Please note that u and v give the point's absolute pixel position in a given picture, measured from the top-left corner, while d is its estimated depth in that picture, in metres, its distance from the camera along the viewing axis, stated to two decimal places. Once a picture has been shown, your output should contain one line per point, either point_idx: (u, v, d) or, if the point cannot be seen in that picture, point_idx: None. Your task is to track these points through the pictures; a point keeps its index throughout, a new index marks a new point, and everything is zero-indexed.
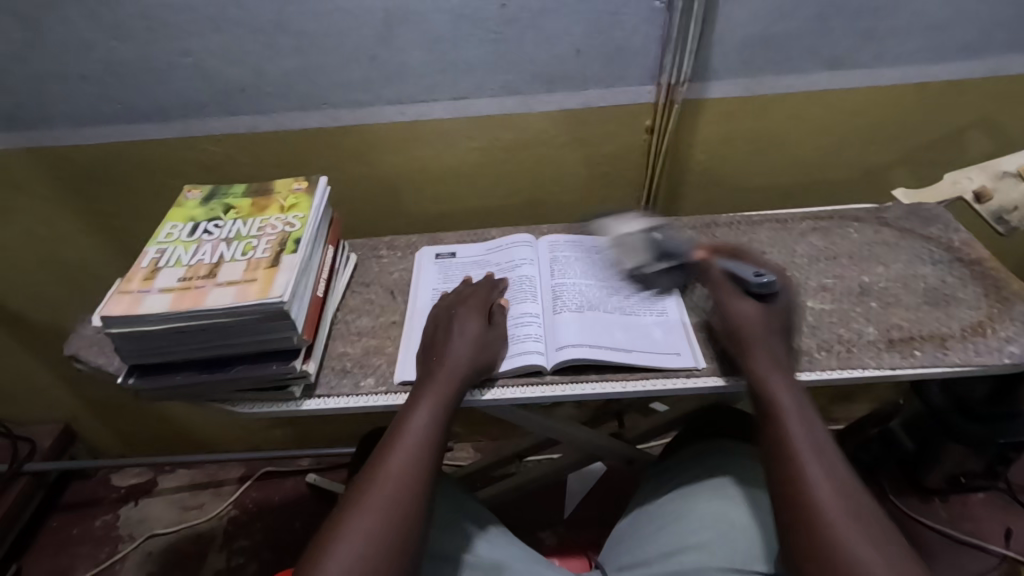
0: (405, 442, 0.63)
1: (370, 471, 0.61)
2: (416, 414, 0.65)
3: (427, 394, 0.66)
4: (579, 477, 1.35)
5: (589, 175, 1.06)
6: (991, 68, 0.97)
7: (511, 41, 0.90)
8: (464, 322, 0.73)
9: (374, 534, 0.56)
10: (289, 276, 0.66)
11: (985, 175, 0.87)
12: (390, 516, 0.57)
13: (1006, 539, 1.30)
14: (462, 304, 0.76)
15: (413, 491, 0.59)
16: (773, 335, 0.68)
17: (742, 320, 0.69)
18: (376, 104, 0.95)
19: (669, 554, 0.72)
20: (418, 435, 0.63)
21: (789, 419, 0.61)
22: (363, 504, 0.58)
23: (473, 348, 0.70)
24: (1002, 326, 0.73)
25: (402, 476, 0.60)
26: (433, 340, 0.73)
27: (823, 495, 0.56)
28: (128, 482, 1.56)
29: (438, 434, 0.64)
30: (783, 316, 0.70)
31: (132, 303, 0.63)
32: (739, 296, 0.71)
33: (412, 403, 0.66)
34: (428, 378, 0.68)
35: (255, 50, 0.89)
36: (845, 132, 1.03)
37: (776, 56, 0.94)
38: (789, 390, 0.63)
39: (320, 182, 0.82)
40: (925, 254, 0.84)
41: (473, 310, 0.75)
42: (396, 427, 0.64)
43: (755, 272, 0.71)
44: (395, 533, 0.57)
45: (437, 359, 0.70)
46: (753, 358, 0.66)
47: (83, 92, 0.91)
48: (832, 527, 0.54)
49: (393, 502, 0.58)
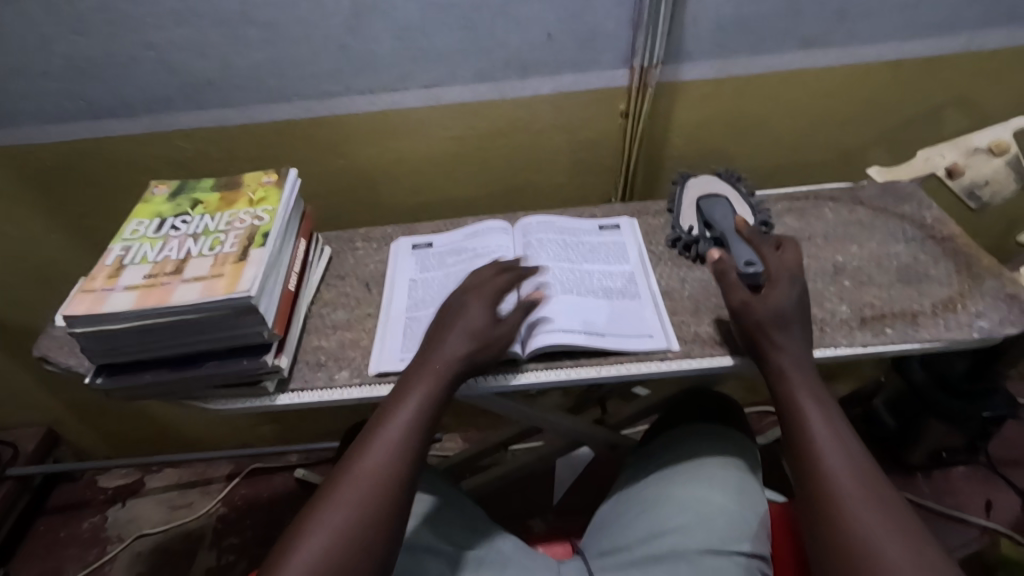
0: (383, 435, 0.61)
1: (347, 464, 0.60)
2: (401, 408, 0.63)
3: (414, 388, 0.64)
4: (567, 466, 1.33)
5: (566, 162, 1.05)
6: (963, 45, 0.97)
7: (481, 26, 0.89)
8: (465, 314, 0.69)
9: (344, 529, 0.56)
10: (257, 270, 0.65)
11: (957, 151, 0.88)
12: (365, 508, 0.57)
13: (988, 511, 1.32)
14: (471, 291, 0.72)
15: (388, 488, 0.59)
16: (791, 333, 0.65)
17: (758, 319, 0.66)
18: (347, 95, 0.94)
19: (648, 539, 0.72)
20: (402, 425, 0.62)
21: (809, 411, 0.61)
22: (340, 494, 0.58)
23: (471, 342, 0.67)
24: (973, 301, 0.73)
25: (379, 473, 0.59)
26: (432, 330, 0.70)
27: (842, 482, 0.55)
28: (115, 483, 1.55)
29: (421, 430, 0.63)
30: (800, 310, 0.67)
31: (95, 301, 0.62)
32: (752, 301, 0.67)
33: (401, 391, 0.65)
34: (420, 366, 0.66)
35: (219, 42, 0.87)
36: (820, 112, 1.03)
37: (749, 38, 0.93)
38: (807, 384, 0.63)
39: (290, 174, 0.81)
40: (898, 232, 0.84)
41: (482, 299, 0.70)
42: (381, 414, 0.63)
43: (745, 261, 0.73)
44: (366, 529, 0.56)
45: (434, 344, 0.68)
46: (777, 357, 0.65)
47: (45, 88, 0.89)
48: (850, 512, 0.54)
49: (367, 498, 0.58)
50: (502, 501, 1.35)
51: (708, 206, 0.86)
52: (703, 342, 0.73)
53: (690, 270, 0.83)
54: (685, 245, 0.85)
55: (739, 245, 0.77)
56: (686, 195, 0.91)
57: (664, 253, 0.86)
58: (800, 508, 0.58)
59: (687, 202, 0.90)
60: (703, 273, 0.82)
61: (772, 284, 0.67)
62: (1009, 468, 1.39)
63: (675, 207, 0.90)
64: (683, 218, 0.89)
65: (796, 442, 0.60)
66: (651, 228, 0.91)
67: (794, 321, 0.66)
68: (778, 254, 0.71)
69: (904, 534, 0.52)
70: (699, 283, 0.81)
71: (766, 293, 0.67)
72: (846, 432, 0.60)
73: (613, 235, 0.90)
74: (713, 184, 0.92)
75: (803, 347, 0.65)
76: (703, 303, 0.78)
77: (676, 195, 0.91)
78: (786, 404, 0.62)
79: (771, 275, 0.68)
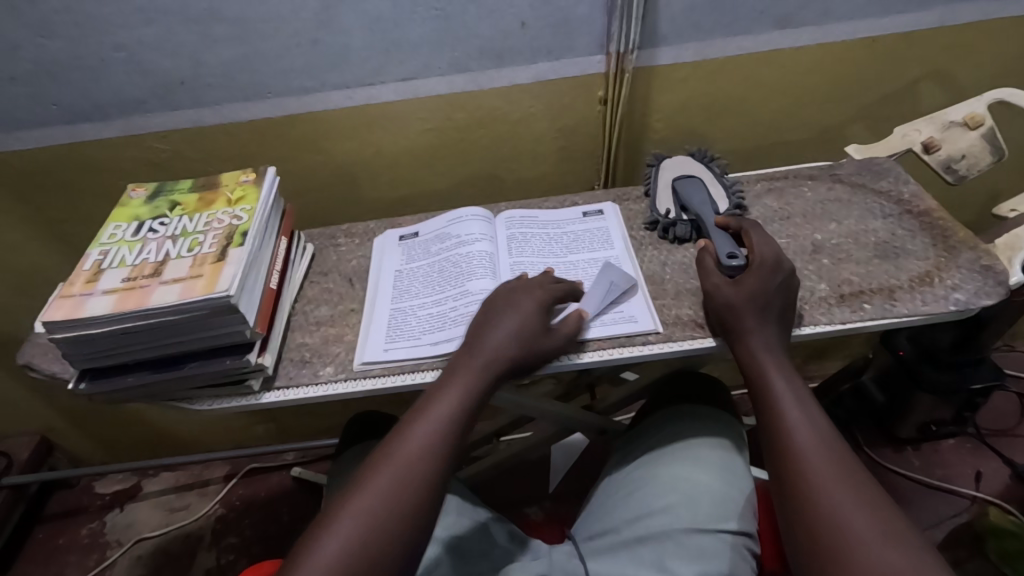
0: (422, 426, 0.60)
1: (381, 452, 0.59)
2: (443, 398, 0.63)
3: (455, 381, 0.64)
4: (565, 450, 1.36)
5: (547, 150, 1.05)
6: (937, 19, 0.97)
7: (454, 16, 0.88)
8: (521, 317, 0.68)
9: (378, 512, 0.54)
10: (235, 270, 0.65)
11: (933, 126, 0.89)
12: (398, 500, 0.55)
13: (977, 481, 1.34)
14: (526, 293, 0.71)
15: (425, 478, 0.57)
16: (766, 317, 0.67)
17: (734, 305, 0.67)
18: (323, 90, 0.93)
19: (636, 518, 0.73)
20: (441, 420, 0.61)
21: (779, 390, 0.63)
22: (374, 481, 0.56)
23: (516, 346, 0.67)
24: (948, 274, 0.74)
25: (417, 468, 0.57)
26: (478, 328, 0.69)
27: (814, 457, 0.57)
28: (112, 489, 1.55)
29: (461, 422, 0.62)
30: (781, 295, 0.68)
31: (74, 307, 0.62)
32: (725, 283, 0.70)
33: (442, 386, 0.64)
34: (464, 363, 0.66)
35: (190, 41, 0.86)
36: (798, 92, 1.03)
37: (724, 18, 0.93)
38: (779, 366, 0.64)
39: (268, 172, 0.80)
40: (876, 208, 0.85)
41: (538, 305, 0.70)
42: (422, 406, 0.62)
43: (726, 253, 0.73)
44: (400, 514, 0.55)
45: (478, 341, 0.67)
46: (743, 340, 0.66)
47: (16, 94, 0.88)
48: (817, 483, 0.55)
49: (405, 488, 0.56)
50: (498, 490, 1.36)
51: (686, 189, 0.86)
52: (685, 324, 0.73)
53: (671, 254, 0.83)
54: (663, 229, 0.85)
55: (721, 237, 0.77)
56: (662, 176, 0.91)
57: (644, 238, 0.87)
58: (772, 483, 0.59)
59: (662, 184, 0.90)
60: (684, 256, 0.83)
61: (755, 268, 0.69)
62: (996, 438, 1.41)
63: (652, 190, 0.90)
64: (660, 201, 0.89)
65: (768, 422, 0.62)
66: (632, 213, 0.91)
67: (771, 305, 0.67)
68: (761, 243, 0.72)
69: (870, 505, 0.53)
70: (679, 266, 0.81)
71: (743, 278, 0.69)
72: (815, 411, 0.61)
73: (597, 221, 0.90)
74: (684, 165, 0.91)
75: (777, 331, 0.67)
76: (684, 286, 0.78)
77: (653, 178, 0.91)
78: (758, 386, 0.64)
79: (754, 262, 0.70)
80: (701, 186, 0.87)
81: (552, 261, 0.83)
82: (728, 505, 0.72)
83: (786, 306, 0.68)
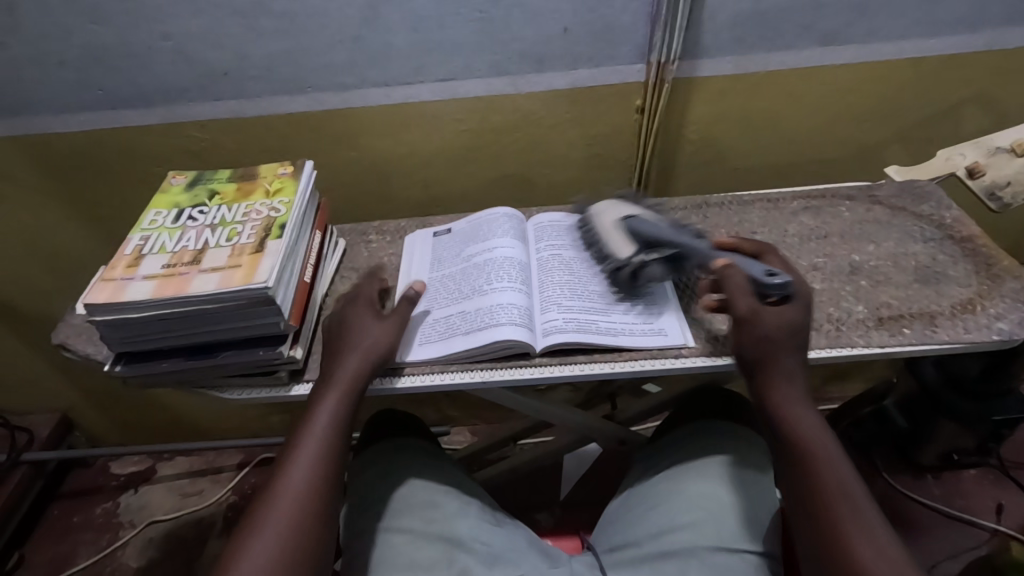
0: (306, 451, 0.62)
1: (270, 488, 0.60)
2: (315, 418, 0.64)
3: (324, 401, 0.65)
4: (575, 461, 1.37)
5: (582, 157, 1.05)
6: (985, 42, 0.96)
7: (496, 19, 0.88)
8: (361, 323, 0.71)
9: (289, 529, 0.57)
10: (274, 262, 0.66)
11: (979, 151, 0.87)
12: (288, 529, 0.57)
13: (998, 514, 1.31)
14: (352, 303, 0.74)
15: (323, 501, 0.60)
16: (796, 355, 0.65)
17: (776, 341, 0.65)
18: (362, 87, 0.94)
19: (658, 534, 0.73)
20: (318, 439, 0.63)
21: (806, 432, 0.62)
22: (265, 517, 0.57)
23: (366, 349, 0.68)
24: (992, 303, 0.72)
25: (303, 495, 0.59)
26: (332, 343, 0.70)
27: (838, 514, 0.57)
28: (127, 470, 1.57)
29: (339, 436, 0.64)
30: (811, 330, 0.67)
31: (116, 290, 0.63)
32: (761, 308, 0.66)
33: (313, 406, 0.65)
34: (327, 379, 0.67)
35: (236, 34, 0.87)
36: (838, 110, 1.02)
37: (768, 33, 0.92)
38: (803, 407, 0.64)
39: (305, 166, 0.81)
40: (916, 232, 0.84)
41: (366, 309, 0.73)
42: (301, 426, 0.64)
43: (766, 271, 0.69)
44: (309, 540, 0.57)
45: (334, 354, 0.69)
46: (770, 381, 0.65)
47: (63, 78, 0.90)
48: (842, 542, 0.56)
49: (296, 518, 0.58)
50: (509, 495, 1.36)
51: (633, 225, 0.77)
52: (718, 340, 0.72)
53: None
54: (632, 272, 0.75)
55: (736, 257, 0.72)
56: (604, 223, 0.81)
57: None
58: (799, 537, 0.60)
59: (606, 231, 0.81)
60: None
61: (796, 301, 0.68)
62: (1020, 471, 1.38)
63: (600, 238, 0.81)
64: (614, 246, 0.78)
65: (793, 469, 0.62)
66: None
67: (803, 342, 0.66)
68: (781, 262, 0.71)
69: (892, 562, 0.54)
70: None
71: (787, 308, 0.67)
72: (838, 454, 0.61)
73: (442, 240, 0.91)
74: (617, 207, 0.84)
75: (805, 368, 0.66)
76: None
77: (596, 229, 0.82)
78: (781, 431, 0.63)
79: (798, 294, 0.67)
80: (652, 218, 0.79)
81: (464, 303, 0.78)
82: (754, 528, 0.71)
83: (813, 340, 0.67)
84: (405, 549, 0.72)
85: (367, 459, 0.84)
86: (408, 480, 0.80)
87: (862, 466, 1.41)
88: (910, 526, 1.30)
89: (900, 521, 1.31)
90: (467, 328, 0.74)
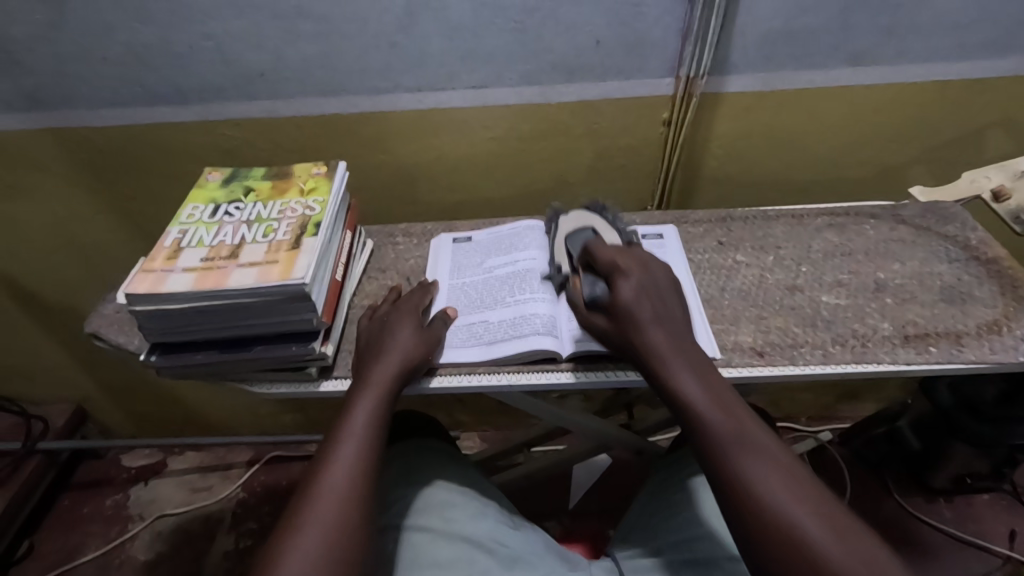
0: (347, 450, 0.63)
1: (311, 487, 0.60)
2: (353, 418, 0.65)
3: (361, 401, 0.66)
4: (585, 469, 1.38)
5: (606, 167, 1.06)
6: (1013, 67, 0.97)
7: (531, 30, 0.90)
8: (404, 328, 0.73)
9: (337, 526, 0.57)
10: (310, 259, 0.67)
11: (1004, 175, 0.87)
12: (332, 527, 0.56)
13: (1011, 540, 1.29)
14: (395, 311, 0.76)
15: (365, 500, 0.60)
16: (648, 321, 0.64)
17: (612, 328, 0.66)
18: (395, 92, 0.96)
19: (681, 543, 0.73)
20: (359, 437, 0.64)
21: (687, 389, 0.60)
22: (310, 518, 0.57)
23: (408, 352, 0.70)
24: (1018, 324, 0.73)
25: (347, 491, 0.59)
26: (370, 346, 0.72)
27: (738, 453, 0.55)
28: (138, 463, 1.58)
29: (376, 435, 0.65)
30: (652, 296, 0.66)
31: (156, 282, 0.64)
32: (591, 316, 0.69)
33: (349, 406, 0.66)
34: (363, 381, 0.68)
35: (275, 35, 0.89)
36: (863, 130, 1.03)
37: (797, 51, 0.94)
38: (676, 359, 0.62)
39: (339, 167, 0.82)
40: (941, 251, 0.84)
41: (406, 316, 0.75)
42: (339, 424, 0.65)
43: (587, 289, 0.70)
44: (354, 537, 0.57)
45: (373, 356, 0.70)
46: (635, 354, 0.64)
47: (104, 73, 0.92)
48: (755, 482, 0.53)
49: (341, 516, 0.57)
50: (519, 501, 1.36)
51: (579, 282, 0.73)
52: (744, 351, 0.72)
53: (730, 279, 0.83)
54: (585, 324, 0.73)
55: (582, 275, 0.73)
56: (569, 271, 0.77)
57: (703, 261, 0.86)
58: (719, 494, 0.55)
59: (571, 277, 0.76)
60: (742, 283, 0.82)
61: (618, 278, 0.67)
62: None
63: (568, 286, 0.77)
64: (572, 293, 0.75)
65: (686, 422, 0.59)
66: (690, 236, 0.91)
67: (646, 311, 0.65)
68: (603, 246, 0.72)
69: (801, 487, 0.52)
70: (738, 293, 0.80)
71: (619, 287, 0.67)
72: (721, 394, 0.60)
73: (462, 248, 0.92)
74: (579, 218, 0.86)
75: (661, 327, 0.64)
76: (743, 313, 0.77)
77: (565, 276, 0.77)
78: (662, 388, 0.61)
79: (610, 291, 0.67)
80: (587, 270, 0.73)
81: (486, 312, 0.79)
82: None
83: (660, 304, 0.66)
84: (428, 546, 0.72)
85: (391, 457, 0.85)
86: (432, 481, 0.81)
87: (874, 486, 1.40)
88: (920, 549, 1.29)
89: (910, 543, 1.30)
90: (491, 338, 0.75)
